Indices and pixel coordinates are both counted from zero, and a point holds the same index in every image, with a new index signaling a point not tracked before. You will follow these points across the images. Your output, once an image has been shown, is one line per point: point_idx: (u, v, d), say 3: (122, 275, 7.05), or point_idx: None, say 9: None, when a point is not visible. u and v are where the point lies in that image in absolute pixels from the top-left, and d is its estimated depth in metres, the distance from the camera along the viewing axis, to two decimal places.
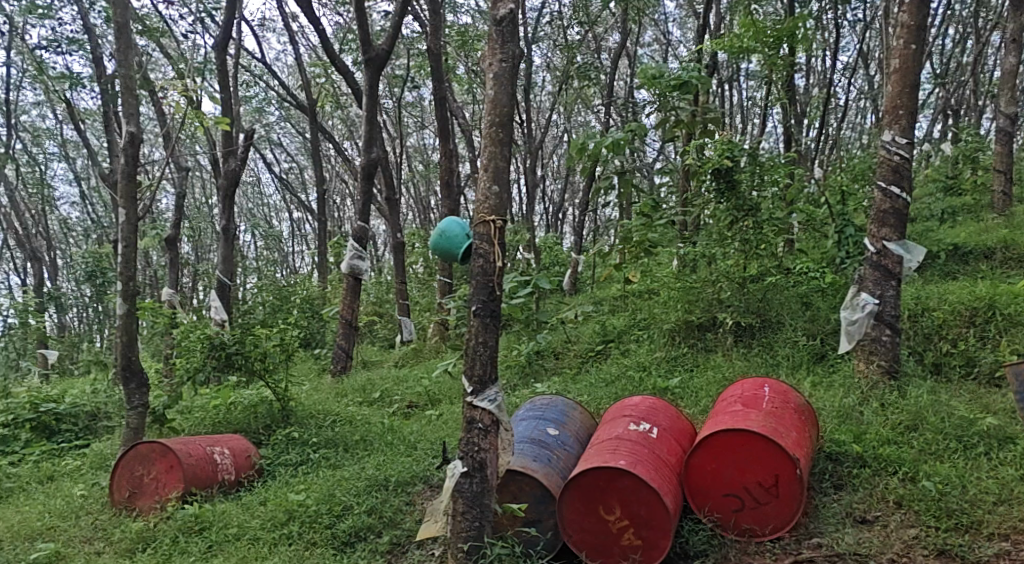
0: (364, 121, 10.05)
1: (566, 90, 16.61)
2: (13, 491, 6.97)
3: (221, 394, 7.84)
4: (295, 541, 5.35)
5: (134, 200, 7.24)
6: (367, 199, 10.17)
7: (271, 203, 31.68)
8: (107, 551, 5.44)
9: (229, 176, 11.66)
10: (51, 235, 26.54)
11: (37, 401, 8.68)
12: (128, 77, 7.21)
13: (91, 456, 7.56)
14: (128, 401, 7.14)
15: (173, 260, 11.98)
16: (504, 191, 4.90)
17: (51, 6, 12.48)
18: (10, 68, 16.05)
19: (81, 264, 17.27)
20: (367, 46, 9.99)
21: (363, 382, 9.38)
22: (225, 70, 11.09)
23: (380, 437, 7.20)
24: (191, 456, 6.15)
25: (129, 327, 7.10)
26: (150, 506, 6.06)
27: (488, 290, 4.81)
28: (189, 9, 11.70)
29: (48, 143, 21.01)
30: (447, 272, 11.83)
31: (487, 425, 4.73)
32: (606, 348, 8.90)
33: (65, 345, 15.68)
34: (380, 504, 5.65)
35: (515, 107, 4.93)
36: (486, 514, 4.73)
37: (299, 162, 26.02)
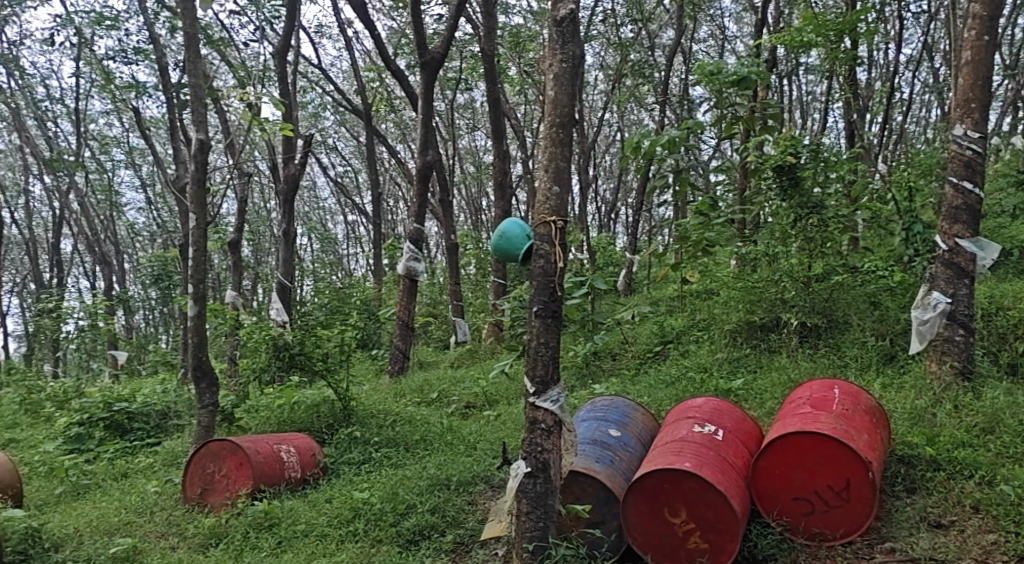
0: (420, 125, 10.13)
1: (620, 88, 16.53)
2: (89, 487, 7.21)
3: (285, 395, 8.00)
4: (361, 538, 5.43)
5: (204, 205, 7.43)
6: (423, 201, 10.25)
7: (327, 206, 32.18)
8: (182, 547, 5.60)
9: (289, 180, 11.90)
10: (119, 240, 27.43)
11: (109, 401, 8.97)
12: (198, 86, 7.41)
13: (163, 454, 7.81)
14: (199, 401, 7.33)
15: (237, 265, 12.28)
16: (565, 191, 4.90)
17: (118, 17, 12.90)
18: (80, 78, 16.66)
19: (147, 268, 17.83)
20: (423, 49, 10.06)
21: (421, 382, 9.50)
22: (285, 78, 11.31)
23: (440, 437, 7.27)
24: (259, 454, 6.30)
25: (200, 329, 7.30)
26: (221, 503, 6.22)
27: (549, 290, 4.82)
28: (249, 19, 11.97)
29: (115, 150, 21.71)
30: (502, 274, 11.89)
31: (549, 426, 4.74)
32: (664, 348, 8.86)
33: (133, 346, 16.20)
34: (443, 503, 5.70)
35: (575, 106, 4.91)
36: (550, 514, 4.73)
37: (354, 166, 26.38)
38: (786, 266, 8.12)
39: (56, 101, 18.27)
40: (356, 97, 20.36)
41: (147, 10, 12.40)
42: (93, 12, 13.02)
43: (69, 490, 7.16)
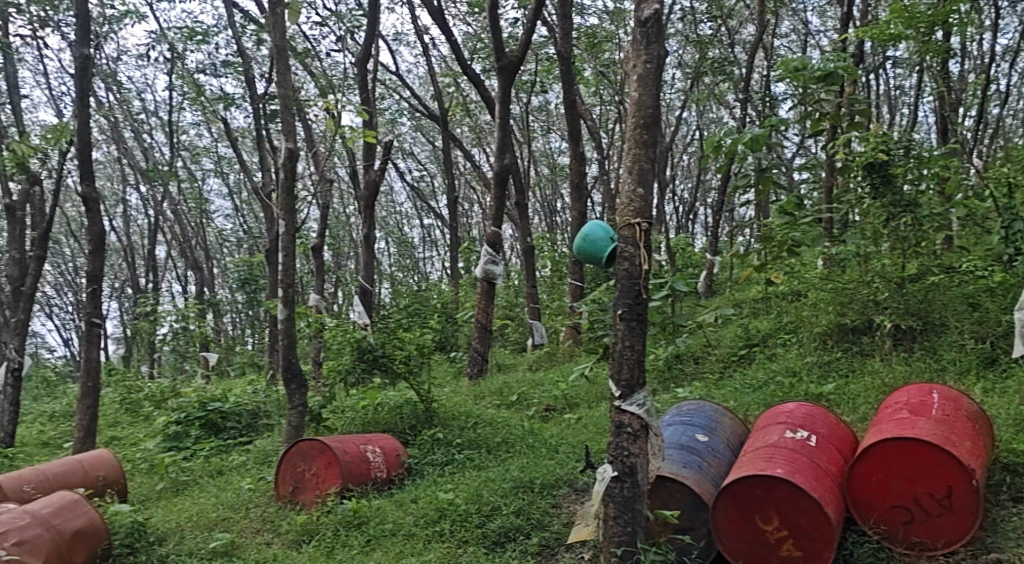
0: (497, 129, 10.19)
1: (698, 86, 16.27)
2: (187, 484, 7.53)
3: (369, 396, 8.17)
4: (448, 538, 5.49)
5: (292, 213, 7.66)
6: (501, 205, 10.29)
7: (404, 210, 32.70)
8: (277, 542, 5.78)
9: (369, 185, 12.13)
10: (208, 245, 28.52)
11: (204, 401, 9.35)
12: (287, 97, 7.64)
13: (255, 453, 8.09)
14: (289, 401, 7.57)
15: (321, 269, 12.59)
16: (649, 193, 4.86)
17: (208, 32, 13.43)
18: (173, 91, 17.41)
19: (235, 272, 18.47)
20: (500, 54, 10.10)
21: (501, 384, 9.55)
22: (366, 86, 11.58)
23: (522, 440, 7.30)
24: (347, 454, 6.46)
25: (290, 332, 7.53)
26: (312, 501, 6.39)
27: (634, 293, 4.78)
28: (331, 29, 12.29)
29: (205, 160, 22.58)
30: (579, 277, 11.57)
31: (636, 430, 4.71)
32: (750, 352, 8.73)
33: (223, 348, 16.82)
34: (527, 506, 5.72)
35: (660, 107, 4.88)
36: (639, 519, 4.70)
37: (431, 170, 26.74)
38: (879, 267, 7.92)
39: (151, 113, 19.14)
40: (434, 103, 20.63)
41: (235, 24, 12.86)
42: (185, 27, 13.59)
43: (168, 486, 7.48)
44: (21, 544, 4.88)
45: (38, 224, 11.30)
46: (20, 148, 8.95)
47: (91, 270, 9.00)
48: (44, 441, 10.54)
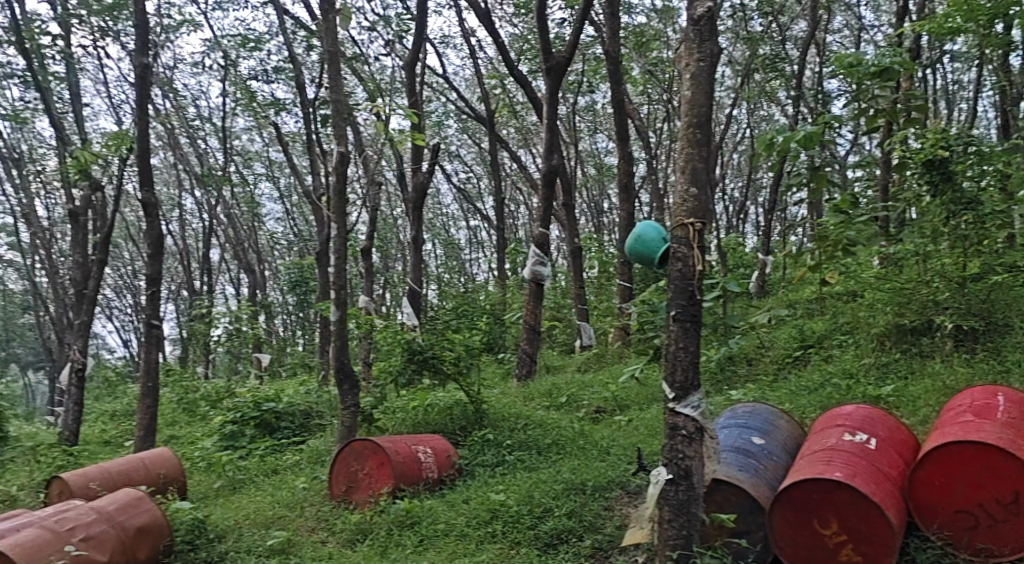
0: (545, 130, 10.16)
1: (749, 84, 16.03)
2: (243, 483, 7.67)
3: (418, 397, 8.23)
4: (500, 540, 5.49)
5: (344, 216, 7.76)
6: (549, 206, 10.27)
7: (451, 212, 32.87)
8: (332, 541, 5.85)
9: (418, 188, 12.22)
10: (260, 248, 29.05)
11: (259, 401, 9.53)
12: (339, 102, 7.74)
13: (309, 452, 8.22)
14: (342, 402, 7.66)
15: (370, 271, 12.73)
16: (703, 193, 4.80)
17: (260, 39, 13.68)
18: (226, 97, 17.77)
19: (286, 274, 18.79)
20: (548, 54, 10.06)
21: (550, 386, 9.53)
22: (414, 89, 11.66)
23: (573, 442, 7.27)
24: (399, 454, 6.51)
25: (342, 333, 7.62)
26: (365, 500, 6.46)
27: (688, 294, 4.73)
28: (380, 34, 12.41)
29: (257, 164, 23.01)
30: (628, 278, 11.47)
31: (691, 432, 4.65)
32: (805, 354, 8.59)
33: (274, 349, 17.10)
34: (579, 507, 5.70)
35: (714, 106, 4.83)
36: (694, 522, 4.65)
37: (477, 172, 26.84)
38: (939, 267, 7.84)
39: (205, 120, 19.58)
40: (480, 105, 20.70)
41: (287, 30, 13.07)
42: (238, 34, 13.86)
43: (225, 485, 7.64)
44: (87, 540, 5.02)
45: (100, 229, 11.65)
46: (83, 155, 9.23)
47: (150, 273, 9.24)
48: (106, 439, 10.86)
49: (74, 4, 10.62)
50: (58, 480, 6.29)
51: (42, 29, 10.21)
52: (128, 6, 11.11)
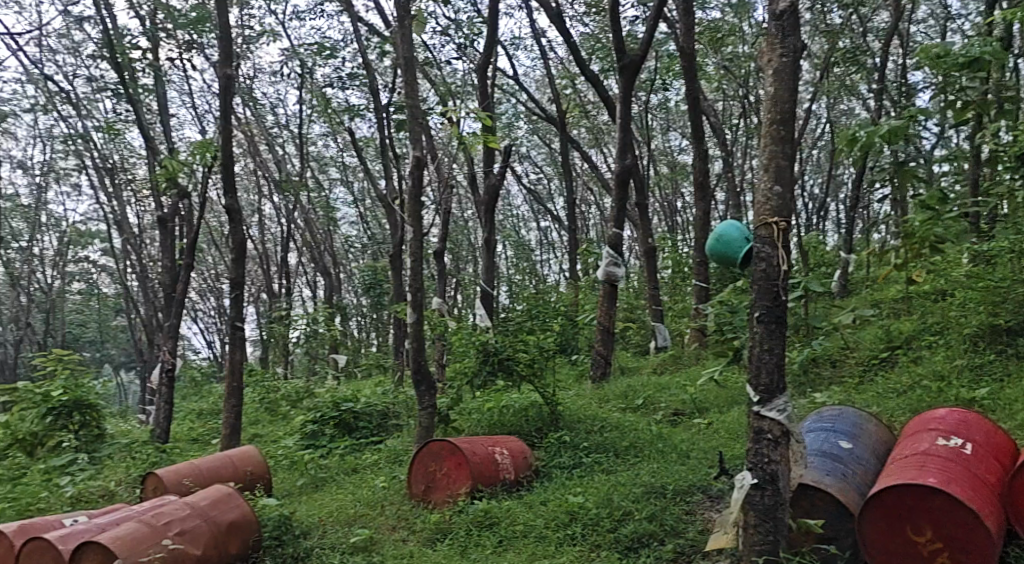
0: (619, 129, 10.07)
1: (829, 78, 15.57)
2: (325, 480, 7.86)
3: (494, 398, 8.27)
4: (579, 542, 5.46)
5: (420, 219, 7.86)
6: (623, 207, 10.17)
7: (522, 214, 32.93)
8: (413, 539, 5.92)
9: (490, 190, 12.29)
10: (336, 251, 29.70)
11: (338, 401, 9.72)
12: (415, 106, 7.84)
13: (387, 452, 8.36)
14: (419, 402, 7.76)
15: (444, 273, 12.86)
16: (788, 191, 4.69)
17: (336, 47, 13.96)
18: (303, 105, 18.21)
19: (361, 277, 19.13)
20: (621, 53, 9.97)
21: (626, 387, 9.45)
22: (486, 92, 11.73)
23: (651, 445, 7.20)
24: (476, 454, 6.53)
25: (419, 335, 7.71)
26: (443, 500, 6.51)
27: (773, 295, 4.61)
28: (452, 38, 12.51)
29: (332, 169, 23.51)
30: (704, 278, 11.28)
31: (777, 436, 4.55)
32: (892, 356, 8.30)
33: (350, 350, 17.43)
34: (660, 511, 5.63)
35: (798, 102, 4.70)
36: (781, 528, 4.55)
37: (548, 173, 26.82)
38: None
39: (283, 127, 20.10)
40: (551, 106, 20.67)
41: (361, 38, 13.30)
42: (314, 43, 14.19)
43: (308, 483, 7.83)
44: (183, 534, 5.22)
45: (187, 235, 12.10)
46: (171, 163, 9.60)
47: (234, 277, 9.54)
48: (194, 437, 11.28)
49: (161, 19, 11.04)
50: (153, 476, 6.57)
51: (133, 44, 10.66)
52: (211, 19, 11.50)
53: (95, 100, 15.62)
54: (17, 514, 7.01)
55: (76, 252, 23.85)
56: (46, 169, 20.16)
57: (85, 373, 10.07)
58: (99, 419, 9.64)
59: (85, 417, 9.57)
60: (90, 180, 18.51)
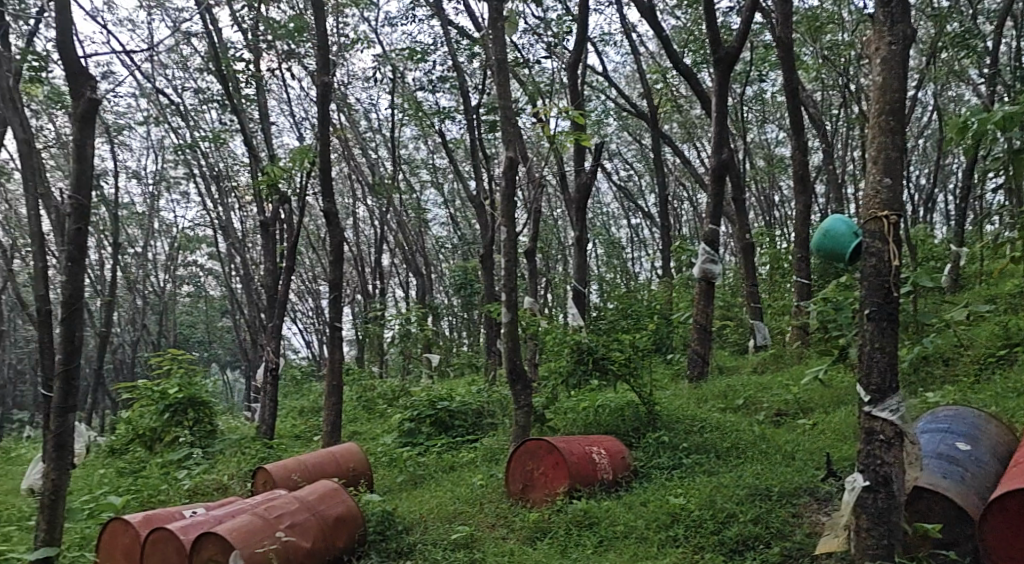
0: (713, 124, 9.86)
1: (938, 62, 14.81)
2: (424, 477, 8.00)
3: (589, 397, 8.24)
4: (682, 544, 5.39)
5: (514, 219, 7.90)
6: (719, 202, 9.95)
7: (611, 211, 32.63)
8: (512, 537, 5.96)
9: (581, 188, 12.24)
10: (427, 252, 30.13)
11: (435, 399, 9.88)
12: (508, 107, 7.88)
13: (483, 450, 8.45)
14: (515, 401, 7.81)
15: (535, 272, 12.88)
16: (898, 184, 4.50)
17: (426, 51, 14.17)
18: (395, 109, 18.58)
19: (453, 277, 19.33)
20: (715, 45, 9.76)
21: (724, 387, 9.26)
22: (577, 90, 11.67)
23: (753, 446, 7.04)
24: (574, 454, 6.52)
25: (513, 335, 7.75)
26: (542, 499, 6.53)
27: (883, 291, 4.43)
28: (541, 38, 12.51)
29: (423, 171, 23.86)
30: (804, 274, 10.95)
31: (889, 437, 4.38)
32: (1010, 354, 7.86)
33: (443, 349, 17.65)
34: (766, 514, 5.50)
35: (908, 90, 4.51)
36: (895, 532, 4.38)
37: (638, 170, 26.50)
38: None
39: (376, 131, 20.54)
40: (641, 101, 20.41)
41: (452, 40, 13.43)
42: (406, 48, 14.43)
43: (408, 479, 8.00)
44: (294, 527, 5.42)
45: (288, 238, 12.51)
46: (273, 170, 9.94)
47: (333, 278, 9.80)
48: (298, 433, 11.67)
49: (262, 31, 11.46)
50: (263, 471, 6.85)
51: (236, 55, 11.09)
52: (309, 29, 11.85)
53: (202, 111, 16.35)
54: (140, 505, 7.43)
55: (185, 256, 25.03)
56: (157, 178, 21.23)
57: (197, 371, 10.56)
58: (210, 415, 10.11)
59: (199, 414, 10.05)
60: (198, 187, 19.39)
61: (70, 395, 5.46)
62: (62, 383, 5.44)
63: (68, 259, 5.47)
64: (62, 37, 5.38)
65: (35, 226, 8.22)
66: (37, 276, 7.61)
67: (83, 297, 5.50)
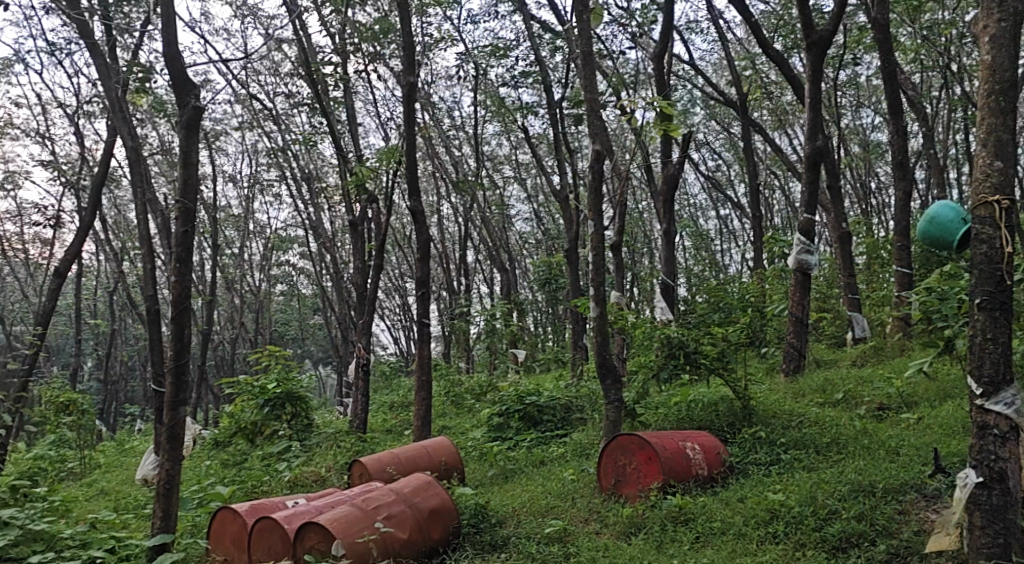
0: (806, 110, 9.55)
1: None
2: (515, 472, 8.04)
3: (680, 392, 8.11)
4: (783, 540, 5.27)
5: (601, 213, 7.85)
6: (814, 190, 9.63)
7: (698, 203, 32.01)
8: (606, 532, 5.94)
9: (668, 180, 12.05)
10: (512, 248, 30.24)
11: (522, 394, 9.91)
12: (594, 99, 7.83)
13: (573, 445, 8.43)
14: (606, 396, 7.75)
15: (622, 266, 12.75)
16: (1010, 166, 4.27)
17: (509, 47, 14.21)
18: (478, 106, 18.69)
19: (538, 272, 19.33)
20: (808, 27, 9.45)
21: (822, 381, 8.96)
22: (663, 80, 11.48)
23: (854, 441, 6.81)
24: (667, 449, 6.44)
25: (602, 329, 7.70)
26: (635, 495, 6.47)
27: (996, 279, 4.21)
28: (625, 29, 12.38)
29: (506, 167, 23.95)
30: (906, 263, 10.49)
31: (1005, 432, 4.18)
32: None
33: (529, 345, 17.67)
34: (870, 511, 5.32)
35: (1020, 67, 4.27)
36: (1013, 530, 4.17)
37: (725, 159, 25.93)
38: None
39: (459, 129, 20.74)
40: (728, 89, 19.94)
41: (535, 35, 13.42)
42: (489, 45, 14.50)
43: (498, 473, 8.05)
44: (391, 518, 5.55)
45: (376, 237, 12.77)
46: (362, 170, 10.16)
47: (420, 275, 9.93)
48: (389, 428, 11.91)
49: (349, 33, 11.70)
50: (359, 464, 7.03)
51: (325, 58, 11.37)
52: (394, 30, 12.05)
53: (292, 114, 16.86)
54: (246, 495, 7.74)
55: (278, 257, 25.87)
56: (251, 181, 22.00)
57: (293, 367, 10.90)
58: (307, 409, 10.42)
59: (296, 408, 10.37)
60: (290, 189, 20.00)
61: (180, 390, 5.71)
62: (173, 378, 5.71)
63: (176, 261, 5.73)
64: (169, 49, 5.64)
65: (144, 231, 8.64)
66: (146, 277, 7.99)
67: (190, 296, 5.75)
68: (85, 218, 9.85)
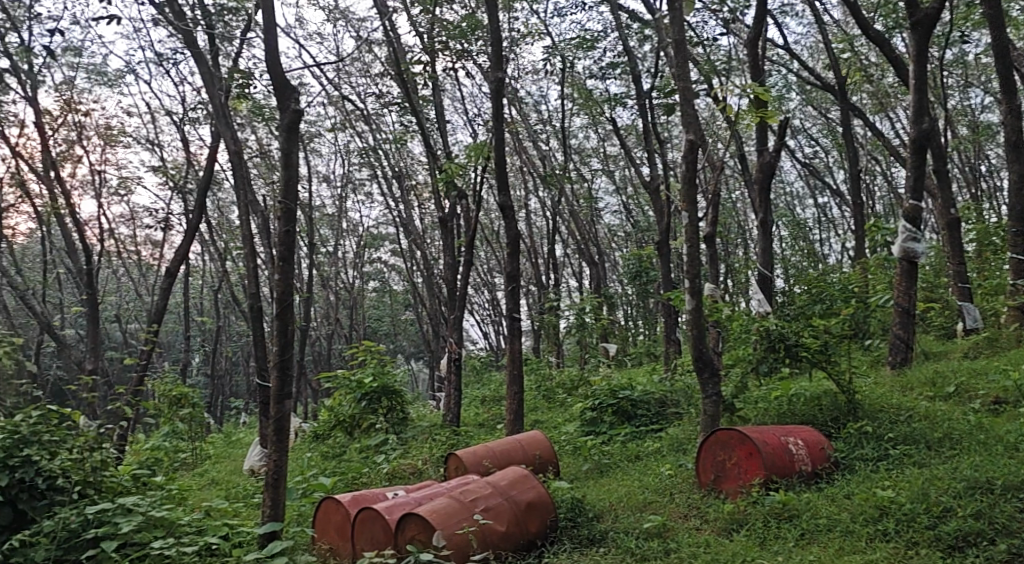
0: (911, 91, 9.10)
1: None
2: (609, 466, 7.99)
3: (780, 386, 7.87)
4: (894, 538, 5.07)
5: (696, 204, 7.68)
6: (920, 174, 9.17)
7: (794, 190, 30.98)
8: (707, 528, 5.84)
9: (763, 168, 11.70)
10: (600, 241, 29.99)
11: (615, 388, 9.81)
12: (687, 88, 7.67)
13: (669, 440, 8.30)
14: (703, 390, 7.59)
15: (715, 257, 12.46)
16: None
17: (598, 38, 14.07)
18: (565, 99, 18.60)
19: (628, 265, 19.13)
20: (911, 5, 9.01)
21: (932, 374, 8.55)
22: (757, 66, 11.16)
23: (969, 436, 6.47)
24: (769, 445, 6.27)
25: (698, 321, 7.53)
26: (736, 490, 6.32)
27: None
28: (716, 15, 12.08)
29: (593, 159, 23.75)
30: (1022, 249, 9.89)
31: None
32: None
33: (621, 338, 17.49)
34: (988, 508, 5.05)
35: None
36: None
37: (821, 145, 25.02)
38: None
39: (546, 123, 20.68)
40: (824, 73, 19.24)
41: (623, 25, 13.23)
42: (576, 37, 14.38)
43: (593, 468, 8.01)
44: (489, 510, 5.61)
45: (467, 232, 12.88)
46: (452, 167, 10.26)
47: (510, 271, 9.95)
48: (482, 422, 12.03)
49: (438, 32, 11.83)
50: (455, 458, 7.12)
51: (415, 58, 11.50)
52: (481, 26, 12.10)
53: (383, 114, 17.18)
54: (347, 487, 7.97)
55: (371, 254, 26.42)
56: (344, 180, 22.53)
57: (388, 362, 11.12)
58: (402, 403, 10.58)
59: (392, 402, 10.57)
60: (381, 188, 20.42)
61: (285, 384, 5.87)
62: (278, 372, 5.88)
63: (279, 259, 5.89)
64: (270, 56, 5.82)
65: (246, 233, 8.95)
66: (249, 277, 8.29)
67: (293, 293, 5.91)
68: (192, 219, 10.28)
